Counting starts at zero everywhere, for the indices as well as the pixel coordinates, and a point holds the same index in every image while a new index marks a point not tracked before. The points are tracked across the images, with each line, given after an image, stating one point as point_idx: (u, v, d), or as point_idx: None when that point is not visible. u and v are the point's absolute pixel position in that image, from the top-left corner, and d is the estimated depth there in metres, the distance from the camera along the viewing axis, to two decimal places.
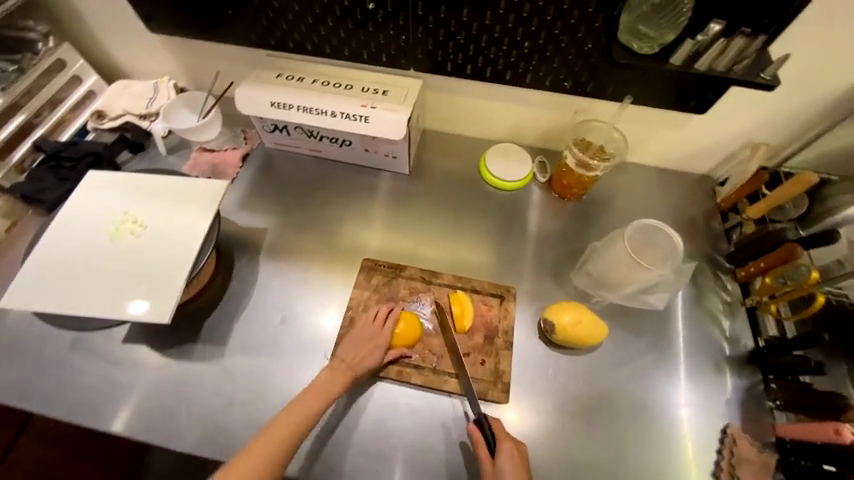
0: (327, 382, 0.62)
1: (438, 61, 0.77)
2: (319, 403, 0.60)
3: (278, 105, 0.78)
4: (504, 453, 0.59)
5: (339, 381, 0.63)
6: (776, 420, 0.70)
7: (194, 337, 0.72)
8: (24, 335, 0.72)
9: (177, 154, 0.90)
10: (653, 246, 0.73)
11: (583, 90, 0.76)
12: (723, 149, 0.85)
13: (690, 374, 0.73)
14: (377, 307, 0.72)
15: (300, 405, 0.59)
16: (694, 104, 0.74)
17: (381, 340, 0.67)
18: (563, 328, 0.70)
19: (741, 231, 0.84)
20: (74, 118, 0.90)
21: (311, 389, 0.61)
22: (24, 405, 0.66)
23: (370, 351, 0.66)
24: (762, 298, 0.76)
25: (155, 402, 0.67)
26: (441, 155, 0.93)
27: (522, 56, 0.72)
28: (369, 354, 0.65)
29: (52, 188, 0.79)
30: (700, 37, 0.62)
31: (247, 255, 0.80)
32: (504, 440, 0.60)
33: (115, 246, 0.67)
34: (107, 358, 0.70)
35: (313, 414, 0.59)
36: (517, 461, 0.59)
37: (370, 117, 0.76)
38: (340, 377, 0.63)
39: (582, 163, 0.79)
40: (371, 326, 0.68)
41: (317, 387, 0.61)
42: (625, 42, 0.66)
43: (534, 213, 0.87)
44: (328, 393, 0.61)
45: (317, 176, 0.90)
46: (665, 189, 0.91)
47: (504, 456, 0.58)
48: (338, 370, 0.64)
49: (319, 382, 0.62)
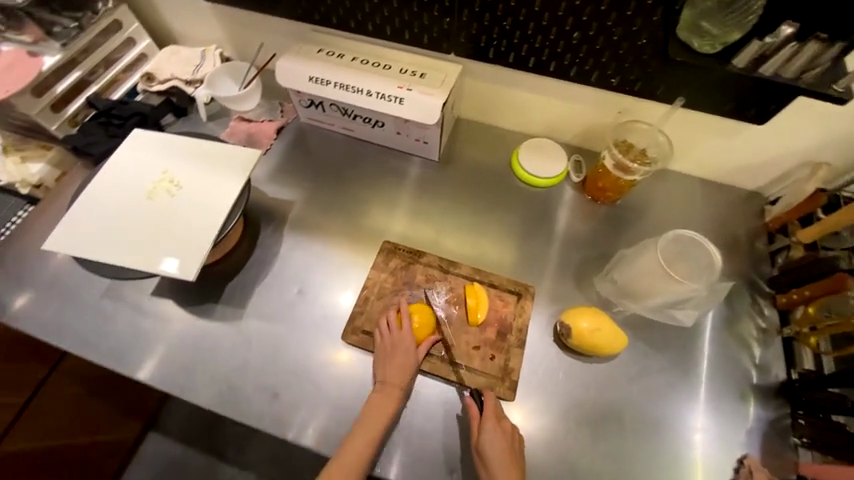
0: (379, 401, 0.63)
1: (480, 47, 0.75)
2: (379, 423, 0.61)
3: (315, 81, 0.79)
4: (488, 431, 0.61)
5: (390, 399, 0.63)
6: (799, 458, 0.65)
7: (216, 298, 0.75)
8: (65, 278, 0.77)
9: (217, 121, 0.93)
10: (687, 260, 0.69)
11: (630, 88, 0.72)
12: (779, 166, 0.79)
13: (711, 398, 0.69)
14: (385, 313, 0.72)
15: (365, 432, 0.61)
16: (753, 113, 0.69)
17: (408, 343, 0.67)
18: (579, 333, 0.68)
19: (788, 254, 0.78)
20: (125, 79, 0.94)
21: (368, 413, 0.62)
22: (58, 342, 0.71)
23: (405, 359, 0.66)
24: (801, 329, 0.71)
25: (174, 354, 0.70)
26: (473, 145, 0.91)
27: (569, 47, 0.69)
28: (406, 364, 0.66)
29: (101, 143, 0.83)
30: (768, 39, 0.57)
31: (273, 225, 0.82)
32: (489, 418, 0.62)
33: (151, 204, 0.69)
34: (135, 308, 0.74)
35: (376, 435, 0.61)
36: (499, 440, 0.60)
37: (405, 99, 0.75)
38: (389, 395, 0.64)
39: (620, 165, 0.75)
40: (394, 333, 0.68)
41: (375, 411, 0.62)
42: (683, 38, 0.62)
43: (563, 213, 0.84)
44: (386, 412, 0.63)
45: (347, 155, 0.90)
46: (707, 202, 0.86)
47: (486, 433, 0.61)
48: (385, 388, 0.64)
49: (373, 403, 0.63)
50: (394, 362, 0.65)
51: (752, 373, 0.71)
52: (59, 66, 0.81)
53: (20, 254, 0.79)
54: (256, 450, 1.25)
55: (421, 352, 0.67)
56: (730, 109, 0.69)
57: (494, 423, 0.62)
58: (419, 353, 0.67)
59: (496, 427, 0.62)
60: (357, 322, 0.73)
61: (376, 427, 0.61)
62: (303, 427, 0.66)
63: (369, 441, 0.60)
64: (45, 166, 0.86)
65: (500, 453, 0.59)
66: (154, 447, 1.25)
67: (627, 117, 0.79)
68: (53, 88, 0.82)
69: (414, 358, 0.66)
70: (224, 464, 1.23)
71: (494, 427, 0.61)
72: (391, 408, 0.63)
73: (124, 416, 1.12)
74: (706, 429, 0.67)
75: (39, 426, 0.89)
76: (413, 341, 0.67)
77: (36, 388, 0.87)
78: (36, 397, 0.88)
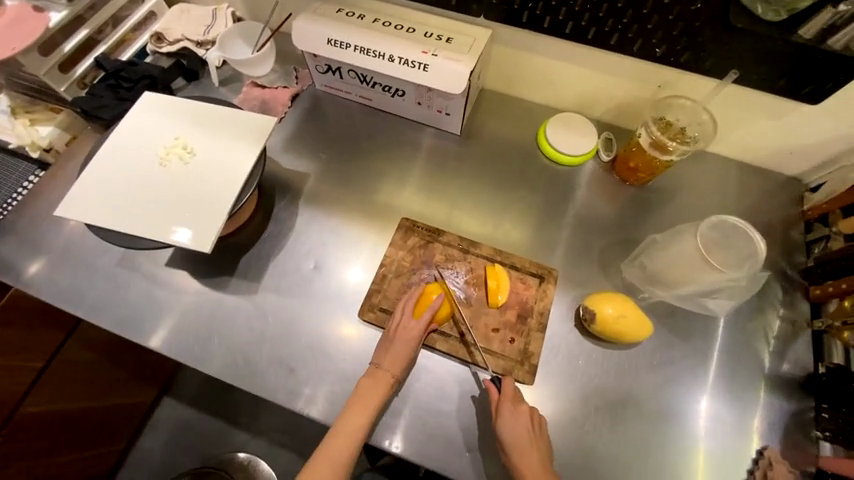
0: (369, 388, 0.62)
1: (513, 10, 0.69)
2: (366, 412, 0.61)
3: (334, 43, 0.74)
4: (505, 415, 0.61)
5: (381, 387, 0.62)
6: (820, 451, 0.64)
7: (231, 271, 0.74)
8: (78, 246, 0.76)
9: (229, 86, 0.89)
10: (727, 247, 0.65)
11: (675, 59, 0.67)
12: (827, 150, 0.73)
13: (733, 389, 0.68)
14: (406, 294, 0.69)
15: (351, 418, 0.60)
16: (806, 92, 0.64)
17: (412, 331, 0.65)
18: (604, 320, 0.66)
19: (825, 246, 0.74)
20: (135, 39, 0.90)
21: (357, 398, 0.62)
22: (73, 309, 0.71)
23: (404, 346, 0.64)
24: (834, 322, 0.68)
25: (188, 325, 0.70)
26: (497, 118, 0.86)
27: (613, 11, 0.64)
28: (404, 353, 0.64)
29: (110, 106, 0.80)
30: (842, 7, 0.53)
31: (288, 198, 0.79)
32: (506, 401, 0.62)
33: (165, 171, 0.67)
34: (149, 278, 0.73)
35: (364, 425, 0.60)
36: (517, 423, 0.60)
37: (430, 65, 0.70)
38: (380, 382, 0.62)
39: (657, 144, 0.71)
40: (399, 317, 0.66)
41: (363, 397, 0.62)
42: (745, 5, 0.59)
43: (589, 194, 0.80)
44: (374, 401, 0.61)
45: (365, 127, 0.86)
46: (742, 186, 0.81)
47: (502, 416, 0.61)
48: (378, 374, 0.63)
49: (362, 389, 0.62)
50: (391, 349, 0.64)
51: (779, 367, 0.69)
52: (66, 22, 0.78)
53: (33, 220, 0.78)
54: (267, 419, 1.28)
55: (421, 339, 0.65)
56: (782, 86, 0.64)
57: (510, 407, 0.61)
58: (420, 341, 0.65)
59: (513, 410, 0.61)
60: (374, 300, 0.71)
61: (364, 414, 0.61)
62: (318, 403, 0.66)
63: (353, 428, 0.60)
64: (54, 129, 0.83)
65: (517, 436, 0.59)
66: (168, 413, 1.29)
67: (666, 92, 0.74)
68: (61, 46, 0.79)
69: (414, 349, 0.65)
70: (236, 431, 1.27)
71: (512, 411, 0.61)
72: (380, 396, 0.61)
73: (139, 382, 1.15)
74: (726, 420, 0.66)
75: (58, 389, 0.91)
76: (421, 328, 0.65)
77: (53, 355, 0.89)
78: (52, 362, 0.89)
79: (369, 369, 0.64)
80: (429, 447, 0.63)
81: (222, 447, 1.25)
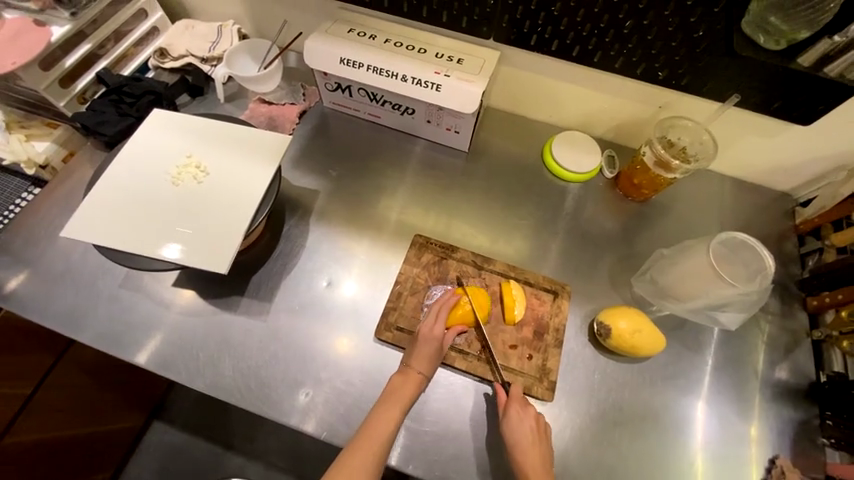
0: (402, 386, 0.62)
1: (523, 33, 0.71)
2: (398, 408, 0.60)
3: (347, 63, 0.75)
4: (511, 415, 0.61)
5: (412, 385, 0.62)
6: (827, 458, 0.66)
7: (242, 291, 0.72)
8: (76, 266, 0.73)
9: (234, 103, 0.89)
10: (736, 262, 0.68)
11: (676, 82, 0.70)
12: (814, 169, 0.78)
13: (743, 399, 0.70)
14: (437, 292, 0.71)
15: (385, 412, 0.59)
16: (797, 115, 0.68)
17: (438, 335, 0.64)
18: (619, 334, 0.67)
19: (819, 258, 0.77)
20: (137, 54, 0.89)
21: (389, 395, 0.61)
22: (69, 334, 0.68)
23: (430, 348, 0.64)
24: (832, 332, 0.71)
25: (199, 348, 0.68)
26: (503, 136, 0.88)
27: (619, 37, 0.67)
28: (432, 352, 0.64)
29: (113, 122, 0.78)
30: (837, 38, 0.57)
31: (297, 216, 0.79)
32: (514, 402, 0.62)
33: (176, 189, 0.66)
34: (155, 299, 0.71)
35: (397, 417, 0.59)
36: (523, 424, 0.60)
37: (443, 85, 0.72)
38: (412, 381, 0.62)
39: (662, 162, 0.74)
40: (427, 323, 0.65)
41: (399, 390, 0.61)
42: (747, 34, 0.62)
43: (595, 209, 0.83)
44: (405, 396, 0.61)
45: (373, 143, 0.87)
46: (738, 202, 0.84)
47: (508, 417, 0.61)
48: (409, 374, 0.62)
49: (394, 388, 0.62)
50: (421, 350, 0.64)
51: (782, 377, 0.71)
52: (67, 38, 0.76)
53: (29, 239, 0.74)
54: (265, 441, 1.24)
55: (449, 337, 0.66)
56: (778, 108, 0.68)
57: (518, 408, 0.62)
58: (447, 341, 0.65)
59: (521, 412, 0.61)
60: (391, 318, 0.70)
61: (398, 408, 0.60)
62: (334, 426, 0.64)
63: (390, 418, 0.59)
64: (51, 145, 0.80)
65: (521, 436, 0.60)
66: (159, 437, 1.23)
67: (666, 113, 0.78)
68: (62, 61, 0.77)
69: (438, 350, 0.64)
70: (231, 454, 1.22)
71: (520, 414, 0.61)
72: (413, 394, 0.61)
73: (128, 405, 1.09)
74: (739, 433, 0.67)
75: (45, 415, 0.86)
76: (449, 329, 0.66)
77: (40, 380, 0.83)
78: (41, 388, 0.83)
79: (400, 367, 0.64)
80: (447, 472, 0.62)
81: (216, 473, 1.20)
